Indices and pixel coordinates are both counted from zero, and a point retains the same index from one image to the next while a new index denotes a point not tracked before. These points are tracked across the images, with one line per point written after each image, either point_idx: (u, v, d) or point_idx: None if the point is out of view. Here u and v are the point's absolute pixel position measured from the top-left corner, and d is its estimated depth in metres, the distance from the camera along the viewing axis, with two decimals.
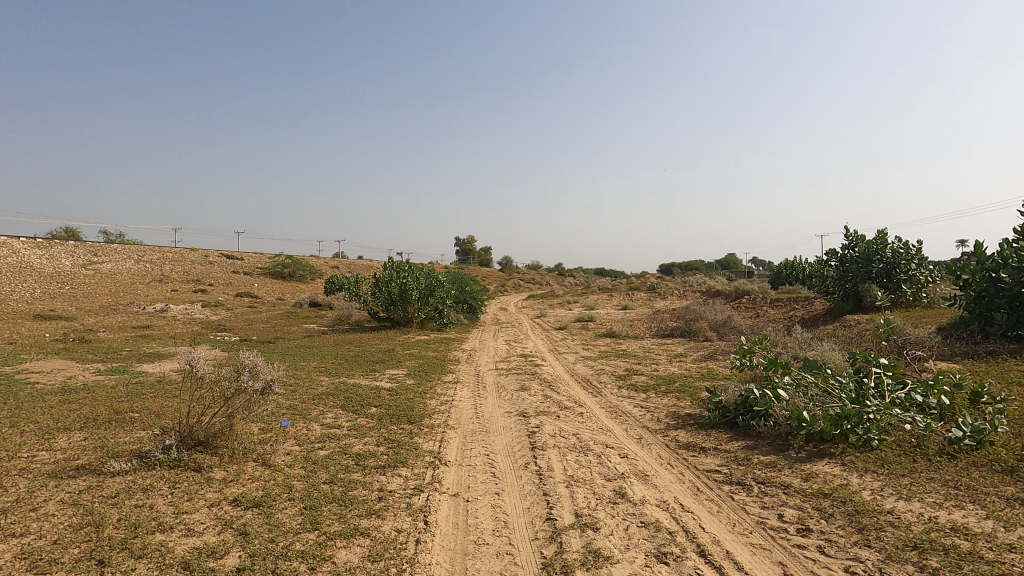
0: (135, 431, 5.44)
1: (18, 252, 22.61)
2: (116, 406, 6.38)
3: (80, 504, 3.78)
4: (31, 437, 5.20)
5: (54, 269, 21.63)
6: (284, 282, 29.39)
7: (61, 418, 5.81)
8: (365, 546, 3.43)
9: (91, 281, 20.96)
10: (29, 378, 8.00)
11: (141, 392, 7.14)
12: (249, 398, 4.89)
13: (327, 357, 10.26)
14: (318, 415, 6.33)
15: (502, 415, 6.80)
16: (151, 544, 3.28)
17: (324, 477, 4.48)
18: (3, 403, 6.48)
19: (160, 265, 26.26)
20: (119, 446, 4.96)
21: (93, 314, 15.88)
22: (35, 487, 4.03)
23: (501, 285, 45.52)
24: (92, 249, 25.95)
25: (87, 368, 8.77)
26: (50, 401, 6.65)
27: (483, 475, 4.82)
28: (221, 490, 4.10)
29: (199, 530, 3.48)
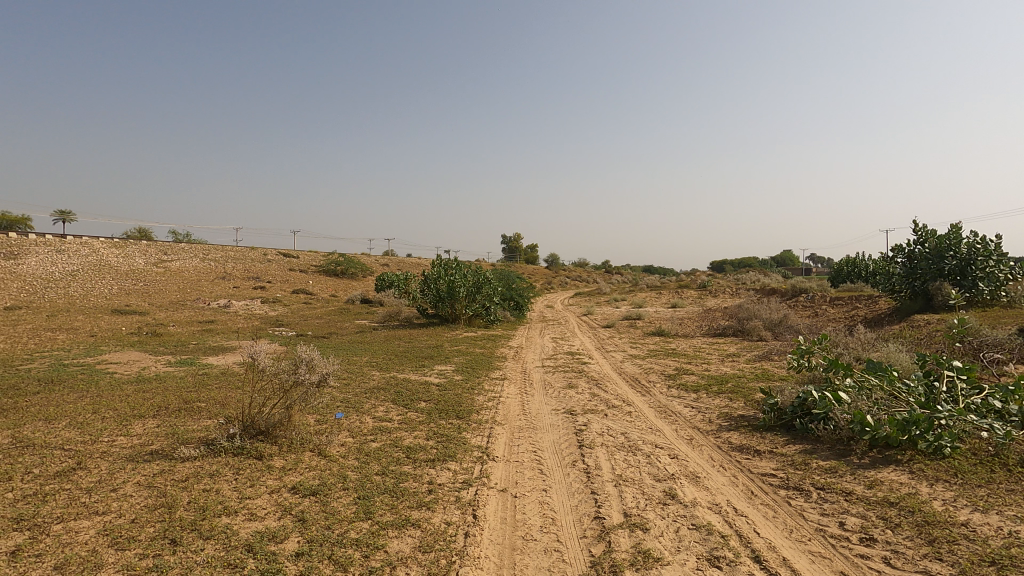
0: (201, 420, 5.76)
1: (98, 251, 24.34)
2: (184, 396, 6.75)
3: (154, 486, 4.04)
4: (110, 422, 5.61)
5: (130, 266, 23.26)
6: (337, 279, 30.39)
7: (136, 407, 6.21)
8: (416, 537, 3.51)
9: (161, 278, 22.39)
10: (109, 368, 8.64)
11: (206, 383, 7.57)
12: (306, 390, 5.11)
13: (379, 353, 10.49)
14: (370, 408, 6.53)
15: (549, 413, 6.80)
16: (218, 526, 3.48)
17: (376, 469, 4.62)
18: (87, 390, 7.04)
19: (223, 263, 27.74)
20: (189, 433, 5.26)
21: (163, 310, 16.90)
22: (115, 469, 4.34)
23: (548, 282, 45.41)
24: (162, 248, 27.75)
25: (159, 359, 9.37)
26: (127, 389, 7.15)
27: (531, 472, 4.83)
28: (282, 478, 4.30)
29: (261, 515, 3.66)
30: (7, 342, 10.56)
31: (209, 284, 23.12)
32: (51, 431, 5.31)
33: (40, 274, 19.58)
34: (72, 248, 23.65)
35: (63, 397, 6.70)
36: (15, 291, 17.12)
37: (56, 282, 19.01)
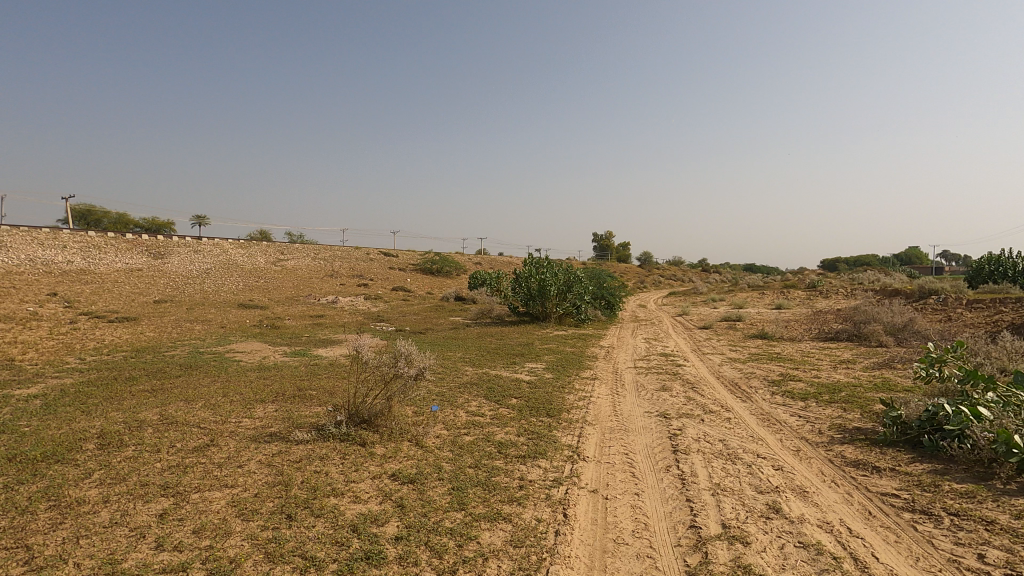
0: (312, 406, 6.25)
1: (228, 251, 27.19)
2: (298, 384, 7.37)
3: (273, 465, 4.44)
4: (237, 405, 6.25)
5: (253, 265, 25.76)
6: (433, 277, 31.65)
7: (258, 392, 6.88)
8: (508, 531, 3.58)
9: (279, 276, 24.57)
10: (236, 356, 9.63)
11: (317, 372, 8.20)
12: (405, 382, 5.38)
13: (472, 349, 10.80)
14: (464, 403, 6.74)
15: (641, 415, 6.64)
16: (327, 505, 3.76)
17: (469, 462, 4.75)
18: (218, 376, 7.90)
19: (332, 262, 29.90)
20: (302, 418, 5.73)
21: (281, 304, 18.55)
22: (242, 447, 4.83)
23: (641, 281, 44.22)
24: (280, 248, 30.42)
25: (277, 350, 10.30)
26: (251, 376, 7.94)
27: (623, 475, 4.74)
28: (383, 465, 4.56)
29: (364, 498, 3.91)
30: (157, 331, 12.11)
31: (319, 281, 25.01)
32: (190, 410, 6.02)
33: (181, 272, 22.24)
34: (207, 249, 26.62)
35: (199, 380, 7.58)
36: (162, 286, 19.59)
37: (194, 279, 21.50)
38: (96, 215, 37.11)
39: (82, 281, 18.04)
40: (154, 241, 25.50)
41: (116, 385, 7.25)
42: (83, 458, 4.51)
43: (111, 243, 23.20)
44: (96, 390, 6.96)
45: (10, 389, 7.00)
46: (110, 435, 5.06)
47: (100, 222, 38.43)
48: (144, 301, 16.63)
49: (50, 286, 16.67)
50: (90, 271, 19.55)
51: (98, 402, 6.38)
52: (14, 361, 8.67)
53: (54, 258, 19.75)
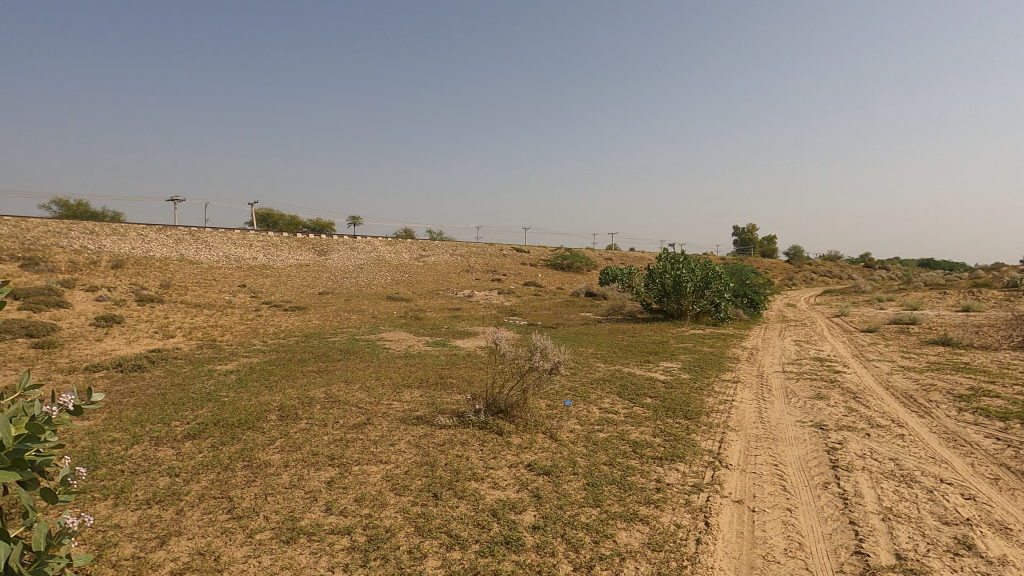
0: (453, 394, 6.64)
1: (378, 248, 29.84)
2: (440, 372, 7.87)
3: (420, 446, 4.79)
4: (389, 389, 6.84)
5: (399, 261, 28.01)
6: (563, 273, 31.85)
7: (405, 377, 7.47)
8: (645, 533, 3.49)
9: (421, 271, 26.42)
10: (386, 344, 10.55)
11: (456, 362, 8.69)
12: (540, 375, 5.48)
13: (604, 345, 10.69)
14: (597, 399, 6.69)
15: (792, 424, 6.07)
16: (468, 488, 3.96)
17: (603, 459, 4.72)
18: (372, 361, 8.72)
19: (468, 258, 31.43)
20: (444, 404, 6.11)
21: (423, 297, 19.93)
22: (393, 427, 5.27)
23: (790, 278, 40.37)
24: (422, 245, 32.68)
25: (421, 340, 11.09)
26: (399, 363, 8.64)
27: (772, 487, 4.37)
28: (519, 454, 4.69)
29: (502, 485, 4.06)
30: (322, 319, 13.69)
31: (456, 276, 26.45)
32: (350, 391, 6.71)
33: (340, 267, 24.87)
34: (361, 246, 29.46)
35: (357, 365, 8.42)
36: (325, 279, 22.09)
37: (350, 274, 23.93)
38: (274, 218, 42.89)
39: (264, 275, 20.98)
40: (319, 239, 28.81)
41: (291, 366, 8.32)
42: (269, 427, 5.26)
43: (286, 241, 26.66)
44: (277, 369, 8.05)
45: (214, 365, 8.38)
46: (288, 409, 5.83)
47: (278, 223, 44.34)
48: (311, 293, 18.88)
49: (241, 278, 19.62)
50: (270, 266, 22.65)
51: (278, 379, 7.38)
52: (217, 341, 10.36)
53: (243, 254, 23.20)
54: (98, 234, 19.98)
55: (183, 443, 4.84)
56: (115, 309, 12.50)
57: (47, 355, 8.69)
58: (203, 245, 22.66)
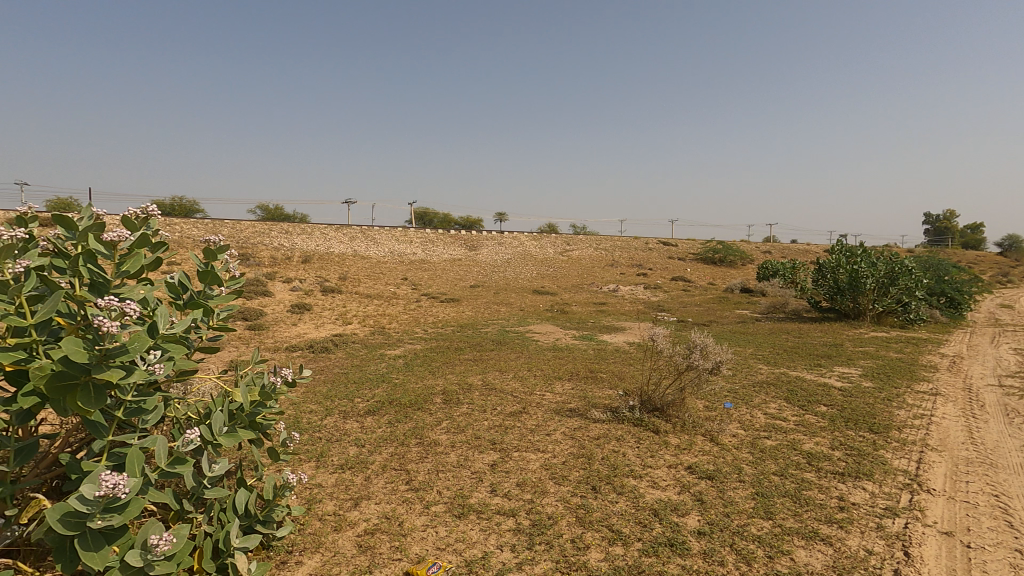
0: (604, 388, 6.60)
1: (523, 243, 30.73)
2: (589, 366, 7.87)
3: (575, 438, 4.84)
4: (540, 380, 7.02)
5: (544, 256, 28.58)
6: (714, 267, 29.96)
7: (555, 369, 7.60)
8: (828, 555, 3.15)
9: (565, 266, 26.66)
10: (535, 336, 10.84)
11: (605, 357, 8.63)
12: (700, 374, 5.21)
13: (765, 346, 9.84)
14: (761, 403, 6.20)
15: (1017, 449, 5.04)
16: (627, 485, 3.91)
17: (773, 468, 4.35)
18: (523, 352, 9.02)
19: (612, 252, 31.03)
20: (596, 398, 6.11)
21: (567, 292, 20.10)
22: (548, 418, 5.40)
23: (1003, 273, 33.57)
24: (566, 239, 32.96)
25: (568, 333, 11.20)
26: (549, 355, 8.82)
27: (992, 521, 3.68)
28: (678, 455, 4.52)
29: (662, 486, 3.94)
30: (474, 311, 14.47)
31: (600, 270, 26.24)
32: (504, 380, 7.02)
33: (488, 261, 26.10)
34: (508, 241, 30.58)
35: (508, 355, 8.77)
36: (475, 273, 23.33)
37: (498, 268, 24.97)
38: (430, 216, 46.24)
39: (422, 269, 22.76)
40: (469, 235, 30.49)
41: (450, 354, 8.93)
42: (435, 409, 5.70)
43: (441, 237, 28.63)
44: (438, 356, 8.70)
45: (385, 350, 9.31)
46: (450, 393, 6.27)
47: (433, 220, 47.77)
48: (463, 286, 20.06)
49: (403, 272, 21.52)
50: (427, 260, 24.51)
51: (440, 365, 7.96)
52: (386, 328, 11.49)
53: (405, 250, 25.40)
54: (291, 233, 23.27)
55: (365, 418, 5.45)
56: (305, 298, 14.48)
57: (258, 335, 10.36)
58: (371, 241, 25.24)
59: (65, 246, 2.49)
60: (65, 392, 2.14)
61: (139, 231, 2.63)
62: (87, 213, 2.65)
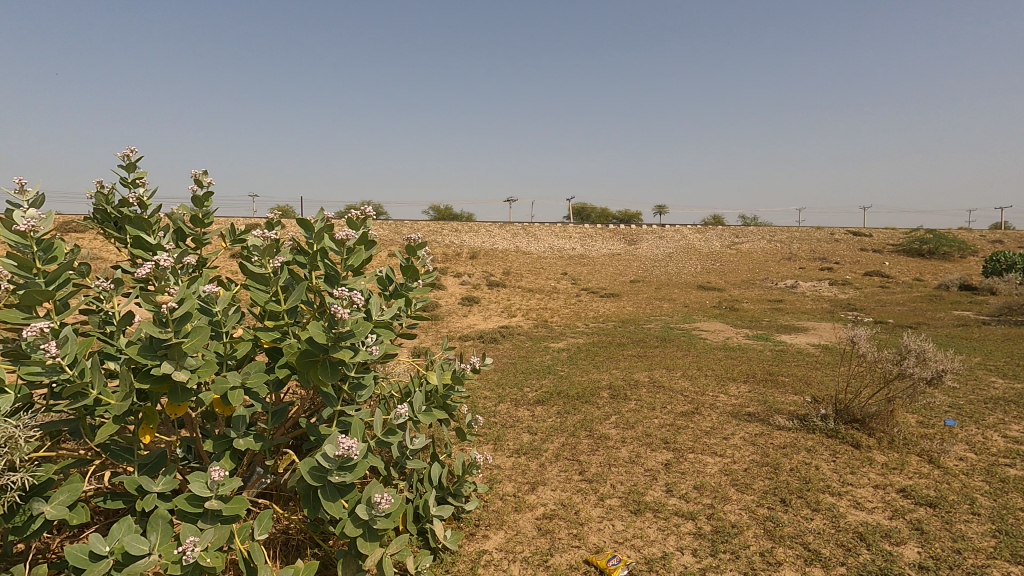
0: (788, 394, 6.01)
1: (686, 236, 29.25)
2: (768, 368, 7.23)
3: (757, 444, 4.49)
4: (712, 380, 6.63)
5: (710, 249, 26.91)
6: (921, 260, 25.48)
7: (729, 370, 7.11)
8: None
9: (734, 260, 24.79)
10: (703, 334, 10.26)
11: (786, 359, 7.85)
12: (915, 384, 4.48)
13: (1000, 354, 8.10)
14: (998, 423, 5.12)
15: None
16: (823, 502, 3.51)
17: (1020, 503, 3.57)
18: (690, 350, 8.60)
19: (788, 245, 28.08)
20: (779, 404, 5.59)
21: (737, 287, 18.68)
22: (724, 421, 5.09)
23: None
24: (734, 231, 30.63)
25: (741, 332, 10.41)
26: (720, 354, 8.28)
27: None
28: (886, 475, 3.94)
29: (868, 507, 3.47)
30: (635, 306, 14.17)
31: (775, 265, 23.91)
32: (673, 378, 6.76)
33: (649, 256, 25.34)
34: (669, 234, 29.36)
35: (675, 353, 8.43)
36: (635, 268, 22.81)
37: (659, 262, 24.12)
38: (588, 211, 46.26)
39: (581, 264, 22.91)
40: (628, 229, 29.90)
41: (614, 349, 8.87)
42: (602, 403, 5.72)
43: (599, 232, 28.53)
44: (601, 351, 8.70)
45: (549, 343, 9.56)
46: (617, 388, 6.23)
47: (590, 215, 47.73)
48: (623, 281, 19.75)
49: (562, 267, 21.87)
50: (586, 255, 24.60)
51: (604, 360, 7.95)
52: (548, 322, 11.79)
53: (564, 245, 25.79)
54: (460, 231, 25.04)
55: (536, 407, 5.67)
56: (474, 291, 15.49)
57: (435, 325, 11.35)
58: (531, 237, 26.07)
59: (305, 243, 2.95)
60: (311, 366, 2.55)
61: (359, 230, 3.02)
62: (320, 215, 3.11)
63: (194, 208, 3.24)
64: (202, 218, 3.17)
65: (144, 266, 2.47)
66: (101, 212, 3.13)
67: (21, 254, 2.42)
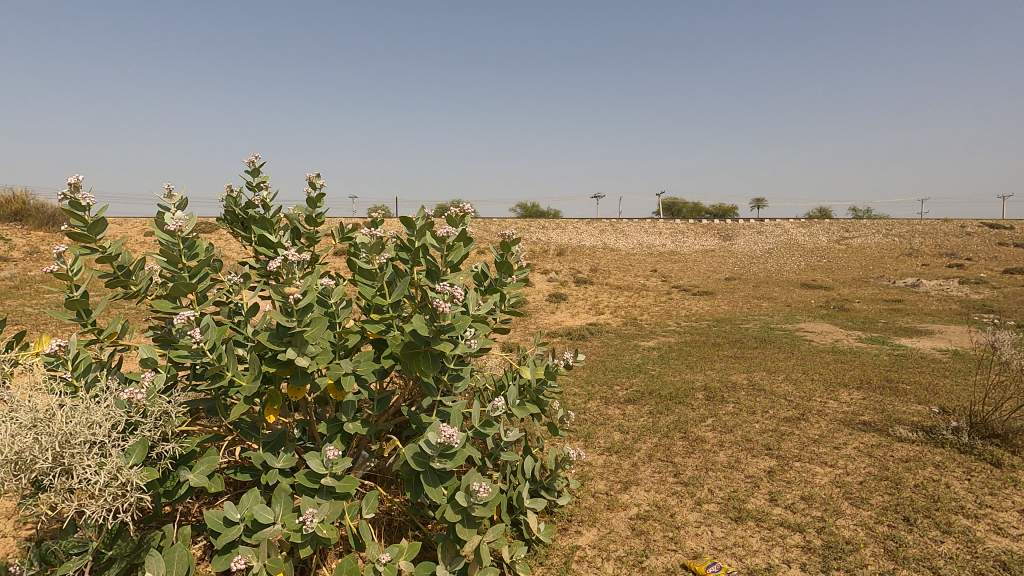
0: (910, 403, 5.45)
1: (788, 231, 27.37)
2: (885, 374, 6.60)
3: (874, 456, 4.13)
4: (820, 385, 6.17)
5: (815, 245, 25.00)
6: None
7: (839, 375, 6.58)
8: None
9: (843, 256, 22.84)
10: (807, 336, 9.56)
11: (908, 365, 7.12)
12: None
13: None
14: None
15: None
16: (956, 524, 3.15)
17: None
18: (794, 353, 8.05)
19: (909, 239, 25.42)
20: (900, 413, 5.09)
21: (847, 286, 17.20)
22: (834, 429, 4.72)
23: None
24: (844, 225, 28.21)
25: (852, 334, 9.58)
26: (828, 358, 7.68)
27: None
28: None
29: (1012, 534, 3.07)
30: (731, 305, 13.48)
31: (893, 261, 21.74)
32: (775, 382, 6.36)
33: (746, 252, 24.00)
34: (769, 229, 27.62)
35: (776, 355, 7.93)
36: (730, 265, 21.70)
37: (757, 259, 22.76)
38: (680, 205, 44.68)
39: (672, 261, 22.16)
40: (723, 224, 28.49)
41: (708, 349, 8.50)
42: (697, 404, 5.50)
43: (691, 227, 27.43)
44: (695, 350, 8.37)
45: (639, 341, 9.35)
46: (713, 390, 5.97)
47: (681, 210, 46.13)
48: (717, 278, 18.86)
49: (652, 264, 21.28)
50: (677, 252, 23.77)
51: (698, 360, 7.65)
52: (638, 320, 11.53)
53: (653, 241, 25.07)
54: (547, 228, 25.14)
55: (627, 405, 5.57)
56: (561, 288, 15.48)
57: (523, 321, 11.48)
58: (620, 233, 25.61)
59: (408, 240, 3.09)
60: (414, 356, 2.67)
61: (458, 228, 3.11)
62: (421, 212, 3.23)
63: (308, 209, 3.49)
64: (315, 217, 3.41)
65: (270, 262, 2.71)
66: (230, 213, 3.46)
67: (170, 251, 2.73)
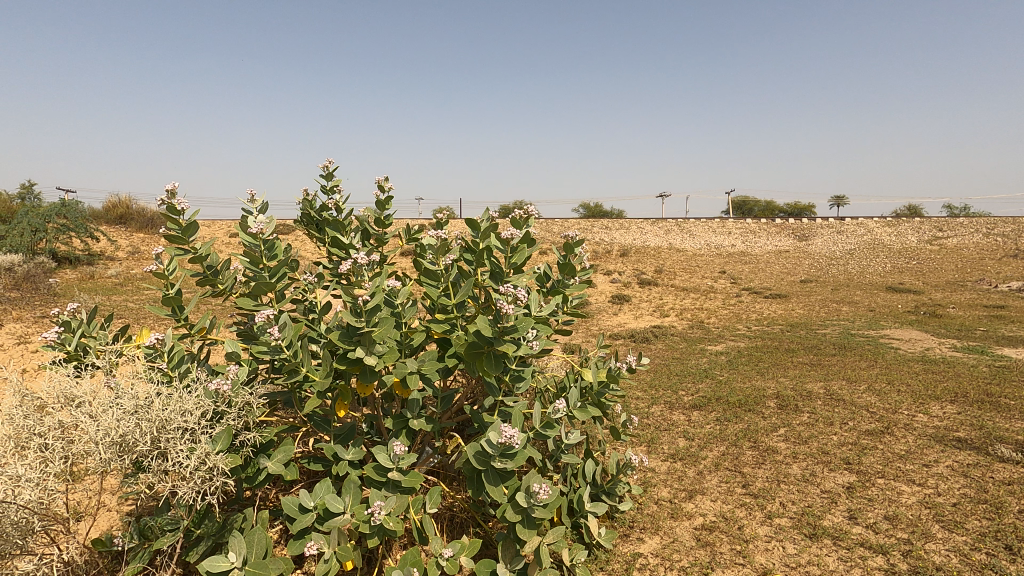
0: (1014, 420, 4.95)
1: (872, 230, 25.58)
2: (985, 387, 6.01)
3: (971, 477, 3.78)
4: (908, 397, 5.71)
5: (903, 245, 23.22)
6: None
7: (930, 386, 6.07)
8: None
9: (937, 258, 21.07)
10: (892, 343, 8.90)
11: (1012, 378, 6.46)
12: None
13: None
14: None
15: None
16: None
17: None
18: (877, 361, 7.50)
19: (1015, 239, 23.07)
20: (1002, 431, 4.62)
21: (940, 290, 15.85)
22: (925, 445, 4.36)
23: None
24: (938, 224, 26.01)
25: (945, 343, 8.81)
26: (918, 368, 7.11)
27: None
28: None
29: None
30: (807, 308, 12.76)
31: (995, 263, 19.82)
32: (856, 392, 5.96)
33: (824, 253, 22.67)
34: (850, 229, 25.92)
35: (857, 363, 7.43)
36: (806, 266, 20.57)
37: (837, 261, 21.43)
38: (751, 204, 43.07)
39: (743, 262, 21.26)
40: (798, 223, 27.03)
41: (781, 354, 8.08)
42: (769, 413, 5.25)
43: (764, 227, 26.22)
44: (766, 356, 7.99)
45: (706, 345, 9.05)
46: (787, 398, 5.67)
47: (753, 210, 44.42)
48: (791, 280, 17.91)
49: (721, 265, 20.53)
50: (748, 253, 22.81)
51: (769, 366, 7.30)
52: (705, 323, 11.14)
53: (723, 242, 24.15)
54: (611, 229, 24.79)
55: (693, 412, 5.40)
56: (625, 290, 15.24)
57: (585, 322, 11.40)
58: (687, 233, 24.87)
59: (473, 241, 3.14)
60: (477, 356, 2.71)
61: (522, 229, 3.13)
62: (486, 214, 3.28)
63: (376, 211, 3.62)
64: (383, 219, 3.53)
65: (342, 264, 2.82)
66: (306, 216, 3.65)
67: (253, 252, 2.92)
